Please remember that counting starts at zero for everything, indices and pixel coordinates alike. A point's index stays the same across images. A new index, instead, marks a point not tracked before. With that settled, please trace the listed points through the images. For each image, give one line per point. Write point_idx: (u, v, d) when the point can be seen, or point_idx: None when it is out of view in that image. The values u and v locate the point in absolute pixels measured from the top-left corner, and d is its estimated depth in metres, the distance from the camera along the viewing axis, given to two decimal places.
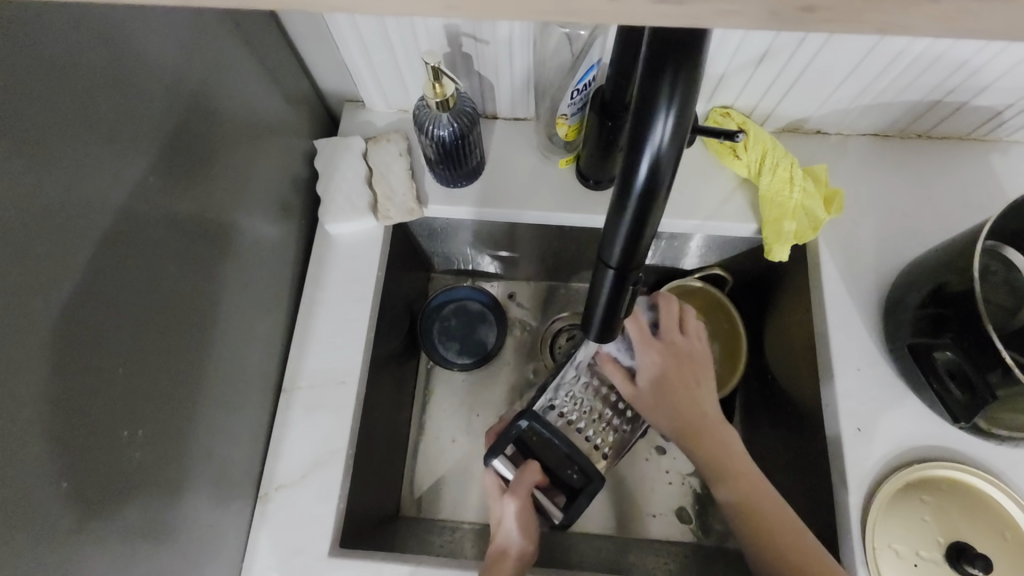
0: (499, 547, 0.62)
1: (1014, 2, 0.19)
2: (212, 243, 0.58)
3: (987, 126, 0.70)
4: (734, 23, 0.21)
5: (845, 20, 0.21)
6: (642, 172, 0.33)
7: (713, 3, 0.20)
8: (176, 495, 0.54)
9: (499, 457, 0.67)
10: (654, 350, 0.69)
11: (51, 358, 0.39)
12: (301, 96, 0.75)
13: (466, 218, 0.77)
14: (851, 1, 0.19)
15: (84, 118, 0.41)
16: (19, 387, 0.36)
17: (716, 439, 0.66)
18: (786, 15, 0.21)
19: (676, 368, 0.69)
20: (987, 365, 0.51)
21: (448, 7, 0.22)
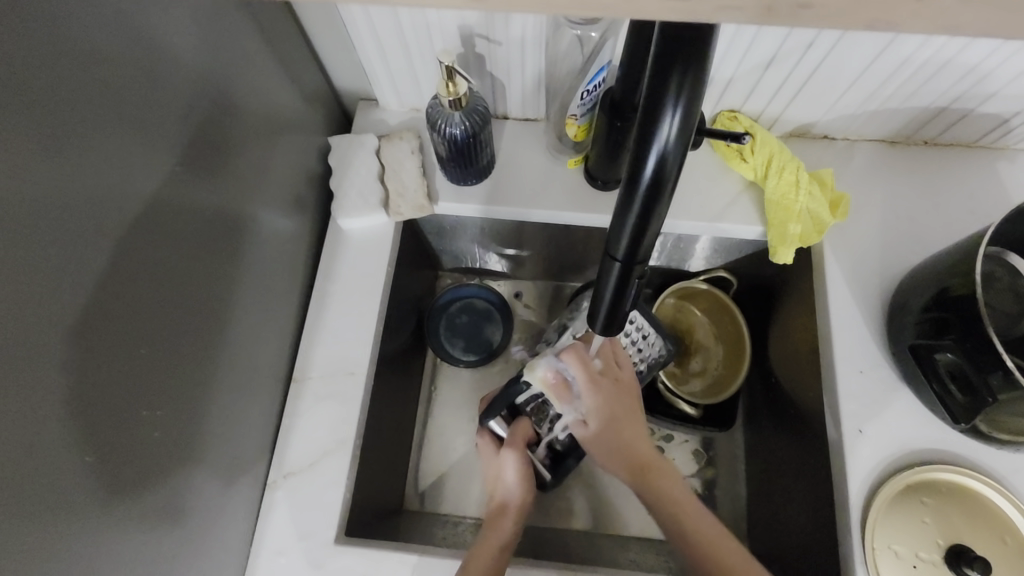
0: (499, 502, 0.66)
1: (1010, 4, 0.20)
2: (229, 233, 0.59)
3: (994, 133, 0.70)
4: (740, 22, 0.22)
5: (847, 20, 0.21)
6: (649, 168, 0.34)
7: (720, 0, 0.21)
8: (188, 478, 0.55)
9: (495, 418, 0.70)
10: (594, 376, 0.64)
11: (75, 339, 0.40)
12: (317, 93, 0.77)
13: (471, 215, 0.78)
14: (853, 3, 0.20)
15: (111, 108, 0.42)
16: (46, 364, 0.38)
17: (658, 482, 0.62)
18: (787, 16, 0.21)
19: (617, 405, 0.64)
20: (987, 367, 0.52)
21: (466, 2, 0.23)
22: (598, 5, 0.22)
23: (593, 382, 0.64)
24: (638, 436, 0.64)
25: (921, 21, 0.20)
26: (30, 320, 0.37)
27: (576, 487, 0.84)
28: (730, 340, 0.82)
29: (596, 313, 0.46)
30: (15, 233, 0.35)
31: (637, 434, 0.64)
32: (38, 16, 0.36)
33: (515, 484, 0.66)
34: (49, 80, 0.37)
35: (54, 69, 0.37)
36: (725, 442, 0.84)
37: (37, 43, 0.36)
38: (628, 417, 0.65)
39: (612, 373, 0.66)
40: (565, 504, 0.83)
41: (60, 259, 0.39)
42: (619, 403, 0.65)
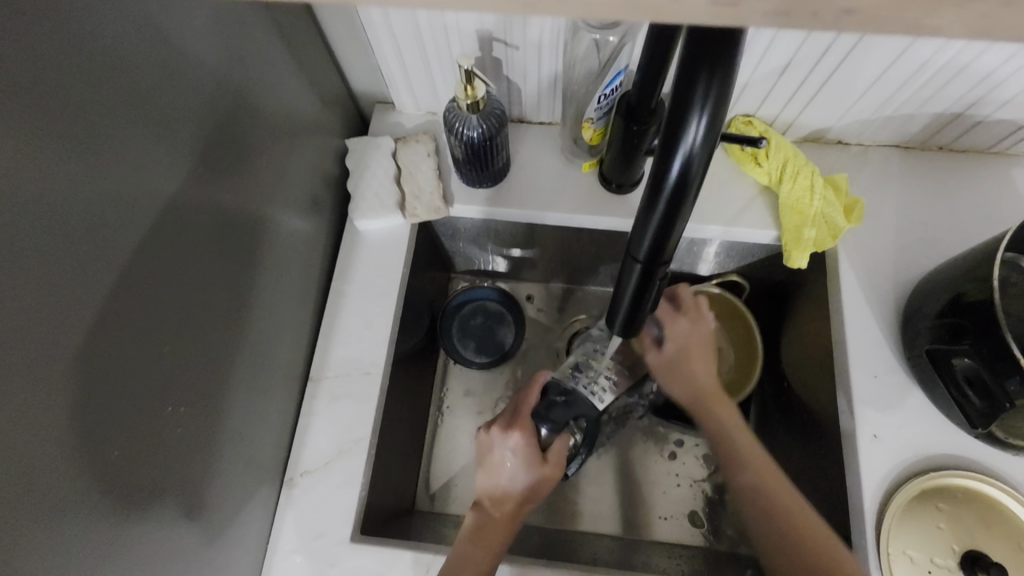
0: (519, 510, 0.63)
1: None
2: (248, 233, 0.60)
3: (1009, 139, 0.70)
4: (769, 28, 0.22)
5: (871, 27, 0.21)
6: (674, 170, 0.34)
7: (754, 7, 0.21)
8: (207, 475, 0.56)
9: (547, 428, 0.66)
10: (676, 320, 0.70)
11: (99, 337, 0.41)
12: (335, 96, 0.78)
13: (475, 216, 0.79)
14: (880, 8, 0.20)
15: (138, 109, 0.43)
16: (69, 361, 0.38)
17: (721, 419, 0.66)
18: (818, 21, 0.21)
19: (693, 348, 0.69)
20: (1005, 372, 0.52)
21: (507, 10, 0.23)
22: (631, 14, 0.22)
23: (672, 318, 0.70)
24: (705, 373, 0.69)
25: (945, 33, 0.21)
26: (51, 316, 0.37)
27: (587, 490, 0.84)
28: (743, 344, 0.83)
29: (615, 314, 0.47)
30: (37, 229, 0.36)
31: (708, 369, 0.69)
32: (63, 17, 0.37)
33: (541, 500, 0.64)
34: (74, 78, 0.38)
35: (75, 67, 0.38)
36: None
37: (61, 42, 0.37)
38: (700, 358, 0.69)
39: (691, 314, 0.70)
40: (577, 506, 0.83)
41: (80, 256, 0.39)
42: (694, 342, 0.69)
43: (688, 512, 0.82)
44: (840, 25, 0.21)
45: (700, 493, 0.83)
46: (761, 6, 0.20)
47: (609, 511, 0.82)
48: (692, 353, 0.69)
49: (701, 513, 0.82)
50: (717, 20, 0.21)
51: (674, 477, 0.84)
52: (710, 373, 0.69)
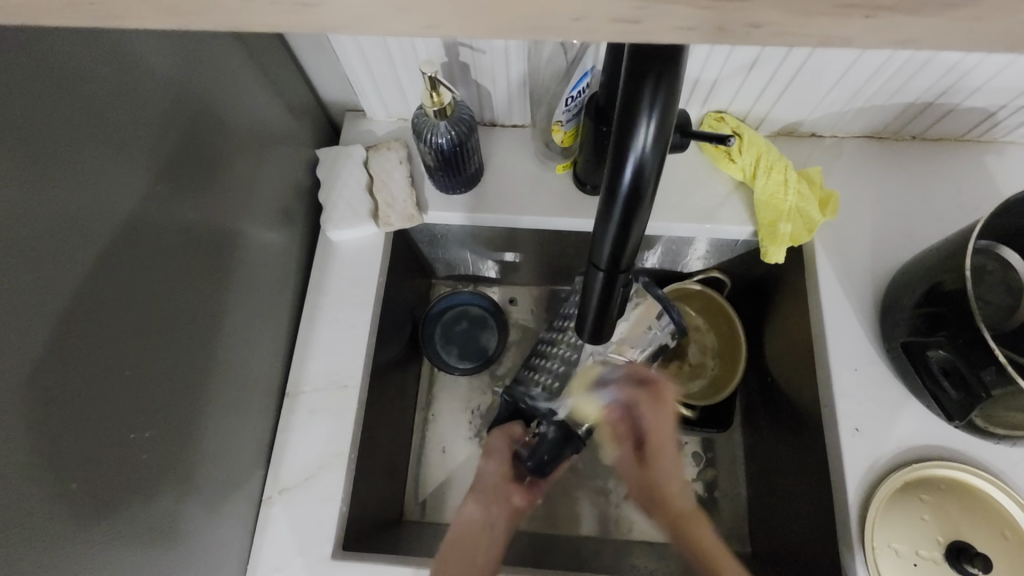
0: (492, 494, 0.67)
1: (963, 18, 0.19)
2: (217, 249, 0.59)
3: (981, 126, 0.70)
4: (691, 37, 0.21)
5: (793, 33, 0.20)
6: (627, 176, 0.34)
7: (672, 16, 0.20)
8: (180, 502, 0.55)
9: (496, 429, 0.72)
10: (637, 409, 0.63)
11: (50, 370, 0.39)
12: (303, 105, 0.77)
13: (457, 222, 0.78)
14: (799, 14, 0.19)
15: (86, 131, 0.42)
16: (17, 397, 0.37)
17: (701, 536, 0.60)
18: (737, 28, 0.20)
19: (662, 449, 0.63)
20: (980, 363, 0.51)
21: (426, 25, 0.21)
22: (552, 29, 0.21)
23: (651, 403, 0.62)
24: (674, 474, 0.64)
25: (868, 39, 0.20)
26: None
27: (579, 493, 0.84)
28: (725, 341, 0.83)
29: (583, 322, 0.46)
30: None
31: (672, 469, 0.64)
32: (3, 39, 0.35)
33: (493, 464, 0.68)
34: (10, 104, 0.36)
35: (17, 92, 0.37)
36: (724, 443, 0.85)
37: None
38: (670, 454, 0.64)
39: (661, 403, 0.62)
40: (566, 510, 0.83)
41: (29, 286, 0.38)
42: (659, 437, 0.63)
43: None
44: (759, 35, 0.20)
45: (689, 491, 0.83)
46: (675, 18, 0.20)
47: (599, 514, 0.82)
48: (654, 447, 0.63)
49: None
50: (632, 31, 0.20)
51: None
52: (674, 470, 0.64)
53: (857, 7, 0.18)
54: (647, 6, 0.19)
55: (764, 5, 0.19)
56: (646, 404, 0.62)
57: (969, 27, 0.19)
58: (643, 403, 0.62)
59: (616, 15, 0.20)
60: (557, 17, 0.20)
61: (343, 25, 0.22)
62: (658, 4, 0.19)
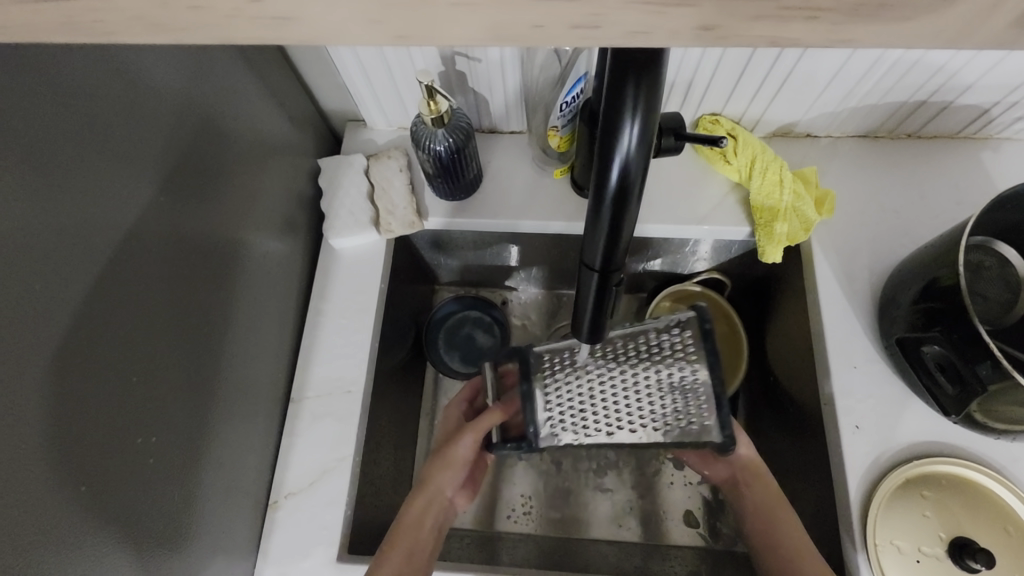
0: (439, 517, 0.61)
1: (900, 24, 0.19)
2: (221, 259, 0.60)
3: (977, 122, 0.71)
4: (651, 43, 0.21)
5: (746, 35, 0.21)
6: (613, 177, 0.35)
7: (629, 25, 0.20)
8: (187, 506, 0.56)
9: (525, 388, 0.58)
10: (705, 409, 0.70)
11: (55, 380, 0.40)
12: (304, 116, 0.78)
13: (438, 226, 0.79)
14: (748, 18, 0.20)
15: (92, 148, 0.43)
16: (21, 405, 0.38)
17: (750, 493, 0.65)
18: (692, 35, 0.21)
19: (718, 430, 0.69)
20: (974, 357, 0.52)
21: (402, 37, 0.22)
22: (518, 41, 0.22)
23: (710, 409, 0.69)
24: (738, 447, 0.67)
25: (820, 39, 0.21)
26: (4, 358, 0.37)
27: (585, 496, 0.84)
28: (726, 341, 0.83)
29: (580, 323, 0.47)
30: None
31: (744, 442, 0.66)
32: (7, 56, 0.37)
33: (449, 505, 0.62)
34: (17, 121, 0.38)
35: (22, 105, 0.38)
36: None
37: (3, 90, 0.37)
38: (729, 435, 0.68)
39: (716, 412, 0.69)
40: (572, 512, 0.83)
41: (30, 296, 0.39)
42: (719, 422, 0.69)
43: (684, 513, 0.82)
44: (711, 40, 0.21)
45: (695, 493, 0.83)
46: (633, 22, 0.20)
47: (606, 515, 0.82)
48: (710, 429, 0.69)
49: (697, 514, 0.82)
50: (593, 37, 0.21)
51: (669, 477, 0.84)
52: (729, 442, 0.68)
53: (804, 8, 0.19)
54: (607, 12, 0.20)
55: (721, 7, 0.19)
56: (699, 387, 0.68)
57: (916, 24, 0.19)
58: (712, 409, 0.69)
59: (574, 23, 0.20)
60: (521, 27, 0.21)
61: (319, 41, 0.22)
62: (618, 11, 0.20)
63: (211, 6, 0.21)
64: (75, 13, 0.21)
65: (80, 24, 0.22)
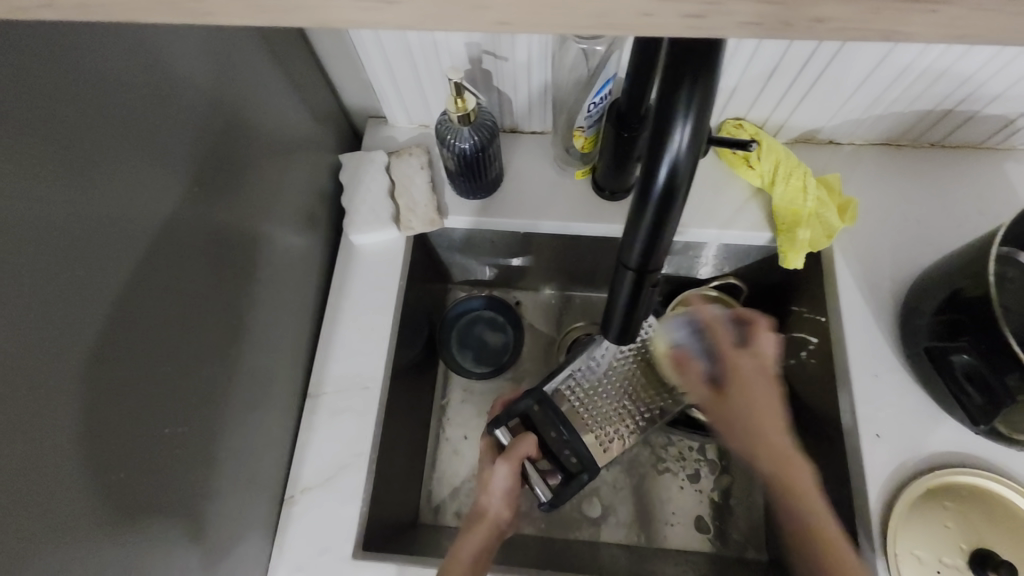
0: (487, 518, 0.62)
1: (999, 19, 0.19)
2: (244, 249, 0.60)
3: (1000, 134, 0.71)
4: (744, 35, 0.21)
5: (843, 30, 0.21)
6: (661, 177, 0.35)
7: (728, 16, 0.20)
8: (206, 497, 0.55)
9: (501, 428, 0.69)
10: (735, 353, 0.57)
11: (87, 367, 0.40)
12: (326, 111, 0.78)
13: (462, 226, 0.79)
14: (849, 11, 0.20)
15: (130, 133, 0.43)
16: (57, 388, 0.38)
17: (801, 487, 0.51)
18: (791, 27, 0.21)
19: (746, 381, 0.55)
20: (1004, 366, 0.51)
21: (496, 24, 0.22)
22: (608, 28, 0.21)
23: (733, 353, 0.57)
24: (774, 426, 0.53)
25: (917, 35, 0.21)
26: (44, 345, 0.37)
27: (596, 499, 0.83)
28: None
29: (610, 321, 0.47)
30: (22, 255, 0.35)
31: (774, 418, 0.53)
32: (48, 37, 0.37)
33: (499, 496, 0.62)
34: (64, 105, 0.38)
35: (66, 90, 0.38)
36: (739, 449, 0.85)
37: (51, 73, 0.37)
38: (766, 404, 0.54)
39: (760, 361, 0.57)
40: (581, 516, 0.82)
41: (70, 283, 0.39)
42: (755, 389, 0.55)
43: (694, 517, 0.82)
44: (805, 34, 0.21)
45: (706, 498, 0.83)
46: (740, 15, 0.20)
47: (615, 518, 0.82)
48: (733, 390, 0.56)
49: (708, 520, 0.81)
50: (697, 27, 0.21)
51: (677, 481, 0.84)
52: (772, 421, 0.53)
53: (920, 2, 0.19)
54: (712, 3, 0.20)
55: (827, 1, 0.19)
56: (721, 332, 0.59)
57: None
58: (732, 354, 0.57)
59: (684, 11, 0.20)
60: (617, 14, 0.21)
61: (403, 24, 0.22)
62: (722, 0, 0.20)
63: None
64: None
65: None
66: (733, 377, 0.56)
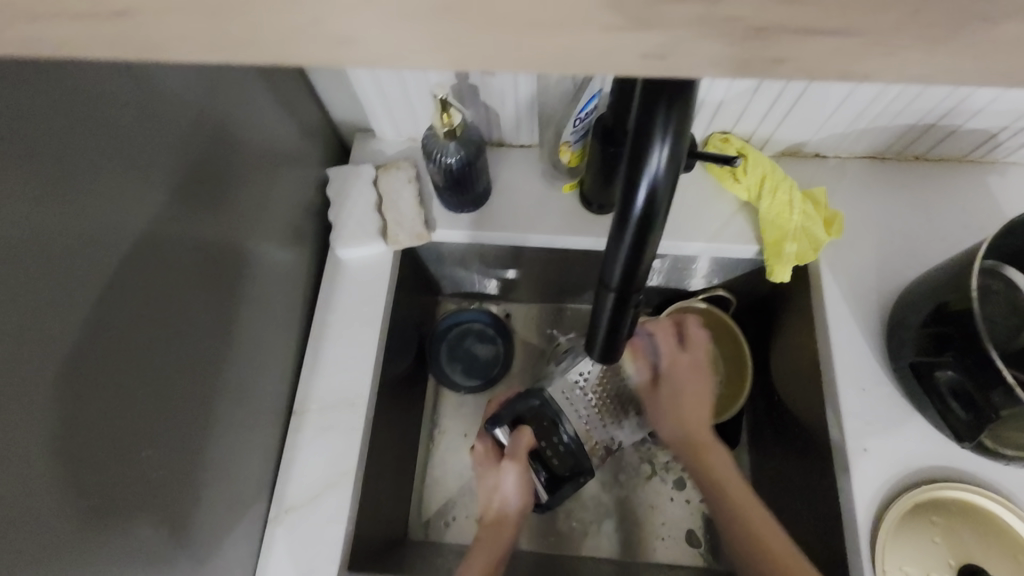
0: (501, 508, 0.69)
1: (959, 63, 0.19)
2: (229, 266, 0.60)
3: (983, 147, 0.71)
4: (709, 73, 0.21)
5: (809, 68, 0.20)
6: (640, 198, 0.34)
7: (691, 59, 0.20)
8: (187, 521, 0.54)
9: (500, 427, 0.71)
10: (671, 351, 0.71)
11: (63, 393, 0.39)
12: (314, 125, 0.78)
13: (461, 240, 0.79)
14: (810, 52, 0.19)
15: (115, 154, 0.43)
16: (30, 417, 0.37)
17: (716, 467, 0.66)
18: (756, 66, 0.20)
19: (683, 372, 0.70)
20: (988, 383, 0.52)
21: (462, 63, 0.21)
22: (571, 68, 0.21)
23: (672, 349, 0.71)
24: (694, 405, 0.69)
25: (881, 75, 0.20)
26: (16, 373, 0.36)
27: (587, 512, 0.83)
28: (730, 360, 0.83)
29: (594, 341, 0.47)
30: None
31: (695, 406, 0.69)
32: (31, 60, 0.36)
33: (514, 495, 0.68)
34: (48, 130, 0.38)
35: (42, 110, 0.37)
36: None
37: (39, 98, 0.37)
38: (693, 395, 0.69)
39: (695, 351, 0.71)
40: (572, 530, 0.82)
41: (41, 306, 0.38)
42: (692, 378, 0.70)
43: (685, 532, 0.81)
44: (767, 73, 0.21)
45: (696, 511, 0.82)
46: (703, 55, 0.20)
47: (605, 532, 0.82)
48: (676, 372, 0.70)
49: (700, 533, 0.81)
50: (656, 66, 0.21)
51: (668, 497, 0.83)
52: (699, 412, 0.69)
53: (876, 47, 0.19)
54: (673, 42, 0.19)
55: (786, 39, 0.19)
56: (656, 339, 0.72)
57: (1001, 68, 0.19)
58: (677, 350, 0.71)
59: (644, 51, 0.20)
60: (580, 55, 0.20)
61: (362, 63, 0.21)
62: (681, 43, 0.19)
63: (268, 25, 0.20)
64: (121, 29, 0.20)
65: (118, 36, 0.20)
66: (670, 375, 0.70)
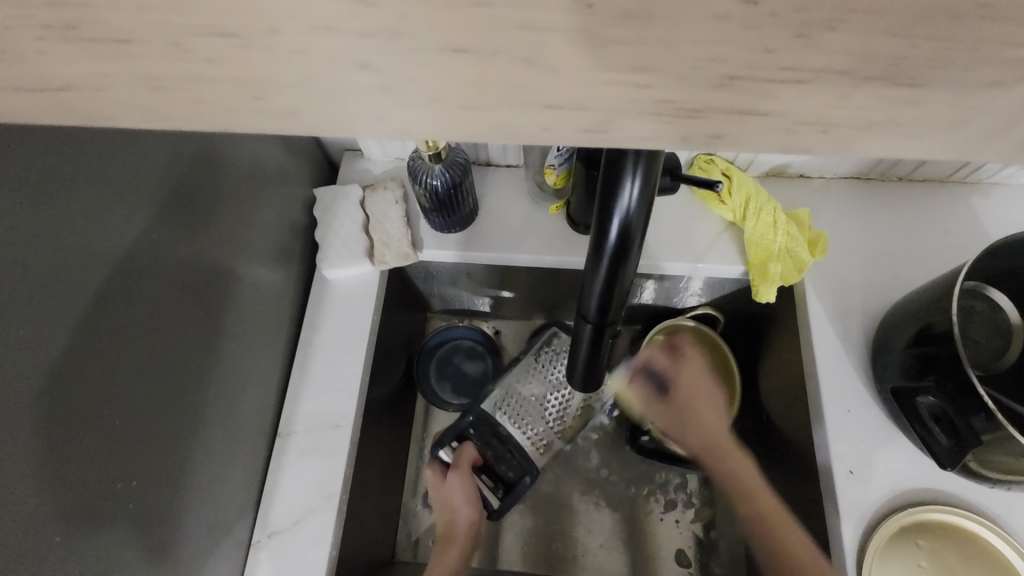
0: (452, 524, 0.73)
1: (902, 133, 0.19)
2: (214, 291, 0.60)
3: (966, 168, 0.72)
4: (658, 141, 0.20)
5: (754, 137, 0.20)
6: (613, 232, 0.35)
7: (639, 127, 0.20)
8: (170, 552, 0.54)
9: (444, 448, 0.77)
10: (674, 366, 0.70)
11: (42, 430, 0.39)
12: (300, 145, 0.78)
13: (449, 259, 0.79)
14: (754, 124, 0.19)
15: (94, 189, 0.43)
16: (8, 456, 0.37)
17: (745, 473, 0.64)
18: (696, 142, 0.20)
19: (689, 394, 0.68)
20: (969, 409, 0.51)
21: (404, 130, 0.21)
22: (519, 134, 0.20)
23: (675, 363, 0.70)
24: (708, 410, 0.68)
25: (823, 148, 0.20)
26: None
27: (578, 531, 0.84)
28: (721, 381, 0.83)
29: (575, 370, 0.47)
30: None
31: (709, 409, 0.68)
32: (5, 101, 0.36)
33: (463, 506, 0.72)
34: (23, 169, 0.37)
35: (21, 149, 0.37)
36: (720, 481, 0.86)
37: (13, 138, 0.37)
38: (706, 402, 0.68)
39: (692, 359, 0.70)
40: (562, 550, 0.82)
41: (18, 345, 0.38)
42: (695, 392, 0.69)
43: (675, 552, 0.82)
44: (714, 141, 0.20)
45: (687, 532, 0.83)
46: (649, 126, 0.20)
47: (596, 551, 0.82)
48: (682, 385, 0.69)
49: (689, 554, 0.82)
50: (600, 140, 0.20)
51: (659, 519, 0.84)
52: (717, 429, 0.67)
53: (815, 121, 0.19)
54: (616, 115, 0.19)
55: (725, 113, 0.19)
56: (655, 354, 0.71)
57: (941, 137, 0.19)
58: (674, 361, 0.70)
59: (584, 127, 0.20)
60: (523, 127, 0.20)
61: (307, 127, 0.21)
62: (621, 118, 0.19)
63: (209, 99, 0.19)
64: (59, 101, 0.19)
65: (65, 110, 0.20)
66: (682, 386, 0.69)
